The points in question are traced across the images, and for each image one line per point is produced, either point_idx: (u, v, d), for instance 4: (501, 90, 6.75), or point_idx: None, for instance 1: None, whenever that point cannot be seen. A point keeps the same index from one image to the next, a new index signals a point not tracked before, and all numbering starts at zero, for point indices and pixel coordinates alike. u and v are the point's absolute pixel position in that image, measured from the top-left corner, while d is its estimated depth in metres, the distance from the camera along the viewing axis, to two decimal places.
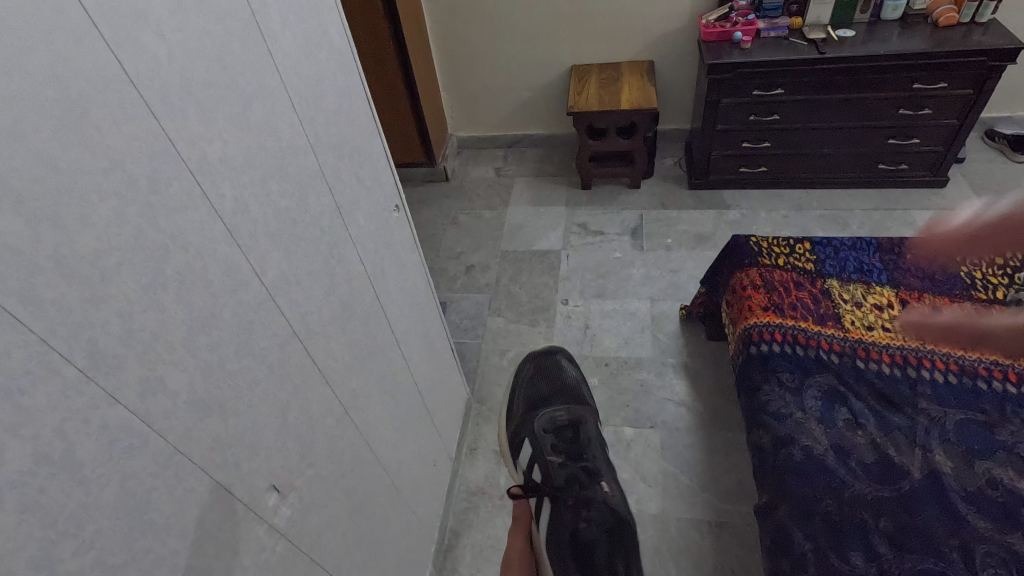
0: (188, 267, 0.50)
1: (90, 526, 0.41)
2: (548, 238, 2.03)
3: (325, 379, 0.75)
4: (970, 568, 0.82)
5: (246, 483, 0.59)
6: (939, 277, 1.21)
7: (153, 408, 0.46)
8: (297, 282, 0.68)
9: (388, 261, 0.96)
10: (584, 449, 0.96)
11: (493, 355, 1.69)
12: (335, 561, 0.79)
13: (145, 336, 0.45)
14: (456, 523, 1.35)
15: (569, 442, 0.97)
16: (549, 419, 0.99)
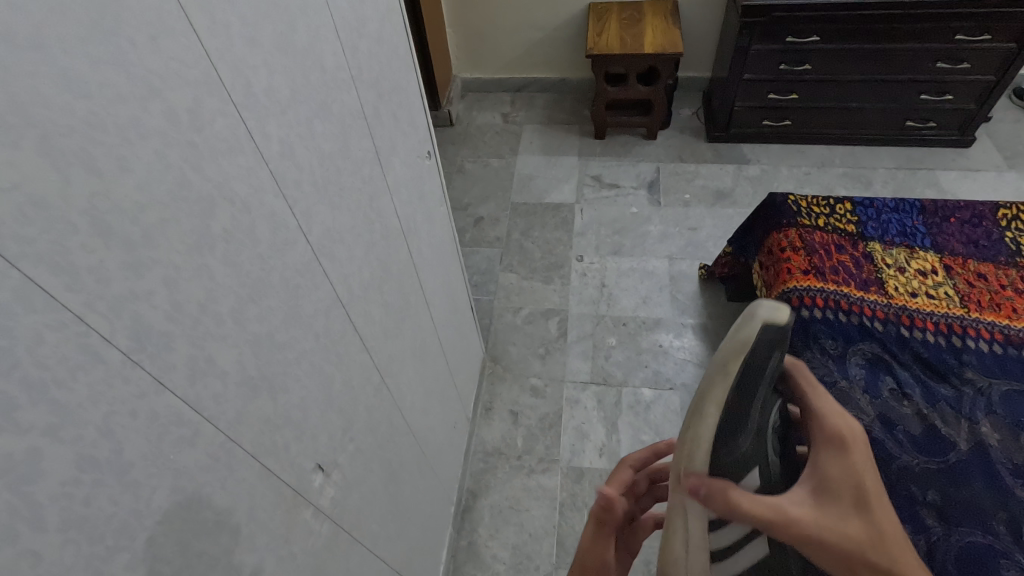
0: (234, 222, 0.41)
1: (142, 535, 0.34)
2: (561, 190, 1.94)
3: (365, 346, 0.68)
4: (1018, 541, 0.81)
5: (294, 466, 0.53)
6: (984, 243, 1.17)
7: (203, 391, 0.39)
8: (339, 239, 0.60)
9: (419, 214, 0.87)
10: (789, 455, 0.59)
11: (507, 313, 1.63)
12: (373, 535, 0.74)
13: (193, 307, 0.37)
14: (473, 483, 1.33)
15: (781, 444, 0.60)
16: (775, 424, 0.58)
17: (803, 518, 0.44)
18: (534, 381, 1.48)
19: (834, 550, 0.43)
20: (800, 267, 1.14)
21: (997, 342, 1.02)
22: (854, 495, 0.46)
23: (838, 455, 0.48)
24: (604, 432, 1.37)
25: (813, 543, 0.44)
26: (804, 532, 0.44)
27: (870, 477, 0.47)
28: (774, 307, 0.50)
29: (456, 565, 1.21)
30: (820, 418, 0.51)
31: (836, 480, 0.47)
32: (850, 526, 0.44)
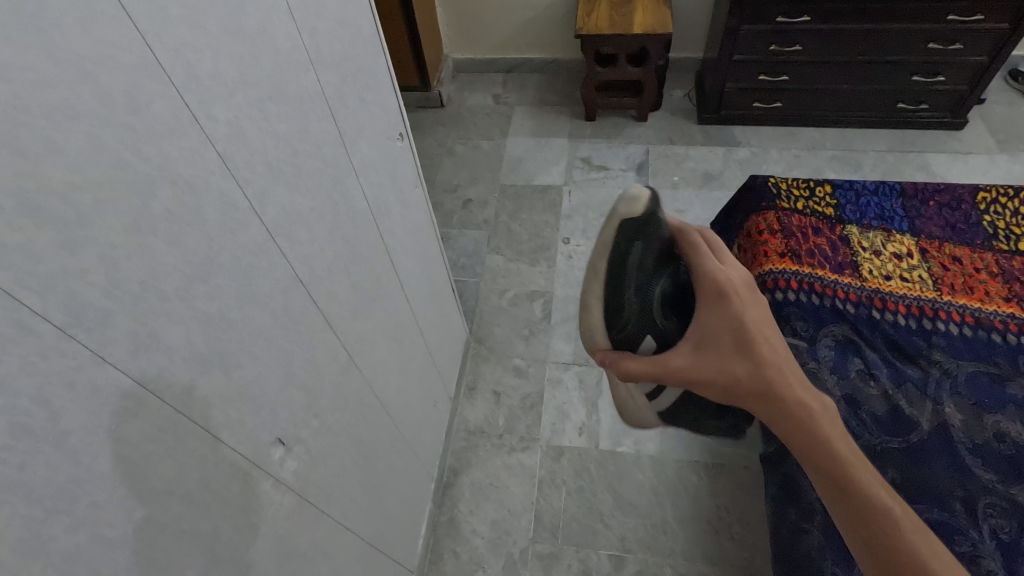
0: (179, 202, 0.43)
1: (84, 500, 0.37)
2: (550, 172, 1.94)
3: (330, 325, 0.70)
4: (973, 518, 0.83)
5: (252, 439, 0.55)
6: (961, 226, 1.17)
7: (147, 366, 0.41)
8: (299, 221, 0.61)
9: (391, 196, 0.88)
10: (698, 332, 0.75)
11: (492, 295, 1.64)
12: (343, 507, 0.77)
13: (134, 285, 0.39)
14: (455, 461, 1.36)
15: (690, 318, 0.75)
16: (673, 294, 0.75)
17: (693, 368, 0.63)
18: (517, 361, 1.50)
19: (722, 388, 0.62)
20: (776, 250, 1.14)
21: (967, 325, 1.03)
22: (737, 344, 0.62)
23: (718, 308, 0.64)
24: (585, 412, 1.40)
25: (705, 386, 0.63)
26: (695, 379, 0.63)
27: (747, 325, 0.62)
28: (631, 196, 0.70)
29: (437, 540, 1.25)
30: (704, 280, 0.66)
31: (719, 334, 0.63)
32: (738, 371, 0.62)
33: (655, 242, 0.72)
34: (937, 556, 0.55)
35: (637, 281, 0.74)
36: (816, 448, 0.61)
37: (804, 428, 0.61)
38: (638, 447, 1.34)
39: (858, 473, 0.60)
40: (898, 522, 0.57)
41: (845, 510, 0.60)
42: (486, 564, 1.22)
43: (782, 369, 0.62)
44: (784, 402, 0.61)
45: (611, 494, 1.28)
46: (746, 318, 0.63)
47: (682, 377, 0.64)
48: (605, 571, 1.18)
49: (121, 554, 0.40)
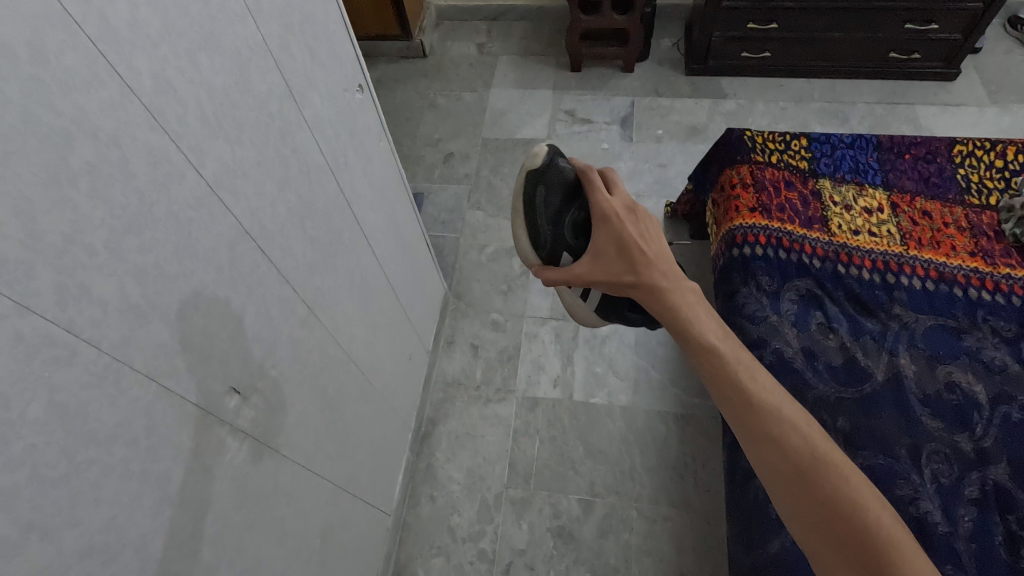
0: (102, 156, 0.43)
1: (18, 442, 0.38)
2: (533, 126, 1.91)
3: (285, 279, 0.71)
4: (916, 463, 0.86)
5: (203, 387, 0.57)
6: (934, 180, 1.16)
7: (77, 316, 0.42)
8: (243, 174, 0.61)
9: (352, 150, 0.87)
10: None
11: (472, 251, 1.65)
12: (307, 454, 0.80)
13: (56, 238, 0.40)
14: (433, 411, 1.40)
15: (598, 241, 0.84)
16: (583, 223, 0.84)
17: (588, 270, 0.77)
18: (495, 316, 1.52)
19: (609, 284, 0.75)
20: (748, 204, 1.14)
21: (930, 279, 1.04)
22: (617, 247, 0.74)
23: (604, 226, 0.75)
24: (560, 365, 1.43)
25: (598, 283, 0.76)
26: (591, 278, 0.76)
27: (623, 233, 0.74)
28: (532, 152, 0.84)
29: (415, 485, 1.31)
30: (591, 202, 0.78)
31: (604, 244, 0.75)
32: (619, 269, 0.74)
33: (555, 183, 0.83)
34: (772, 405, 0.64)
35: (547, 218, 0.84)
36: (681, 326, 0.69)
37: (670, 311, 0.70)
38: (610, 398, 1.37)
39: (716, 341, 0.68)
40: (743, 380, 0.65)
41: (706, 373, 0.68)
42: (461, 508, 1.27)
43: (655, 265, 0.72)
44: (654, 292, 0.71)
45: (582, 443, 1.32)
46: (625, 227, 0.74)
47: (582, 279, 0.77)
48: (574, 514, 1.24)
49: (65, 492, 0.42)
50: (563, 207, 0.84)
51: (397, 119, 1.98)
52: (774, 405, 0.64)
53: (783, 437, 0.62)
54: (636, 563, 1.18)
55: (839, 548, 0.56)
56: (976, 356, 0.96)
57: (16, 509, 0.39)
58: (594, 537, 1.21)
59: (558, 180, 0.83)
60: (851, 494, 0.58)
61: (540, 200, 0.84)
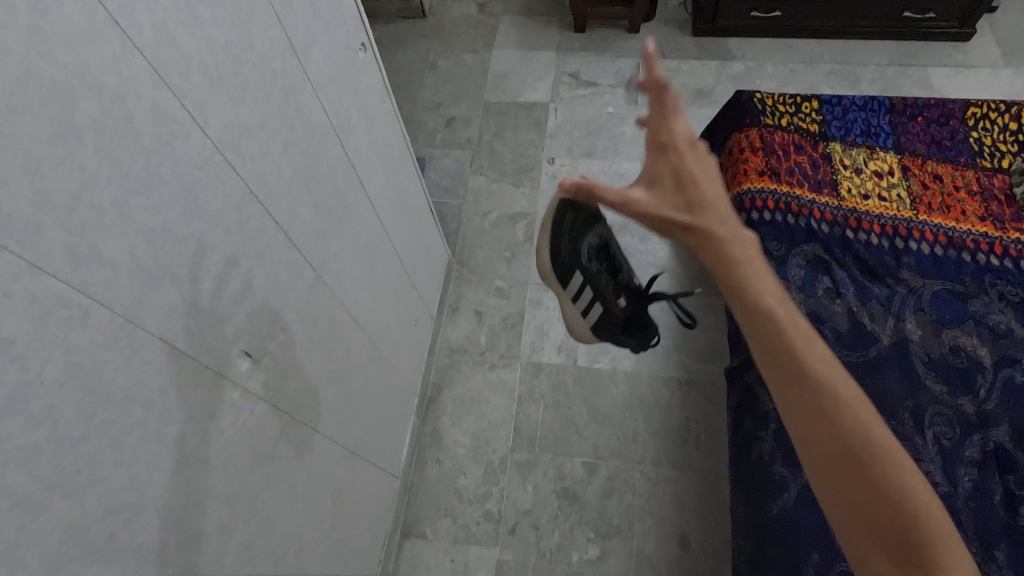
0: (105, 113, 0.42)
1: (37, 402, 0.39)
2: (536, 89, 1.86)
3: (293, 243, 0.70)
4: (918, 425, 0.87)
5: (215, 350, 0.57)
6: (947, 143, 1.14)
7: (89, 277, 0.42)
8: (248, 134, 0.59)
9: (355, 111, 0.85)
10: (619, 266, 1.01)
11: (475, 217, 1.63)
12: (317, 417, 0.81)
13: (64, 197, 0.39)
14: (438, 377, 1.41)
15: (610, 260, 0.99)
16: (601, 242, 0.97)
17: (637, 201, 0.60)
18: (499, 283, 1.52)
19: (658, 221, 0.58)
20: (757, 168, 1.12)
21: (939, 244, 1.04)
22: (679, 183, 0.58)
23: (659, 155, 0.61)
24: (564, 331, 1.43)
25: (644, 218, 0.59)
26: (639, 210, 0.59)
27: (682, 167, 0.58)
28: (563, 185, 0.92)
29: (421, 448, 1.33)
30: (649, 125, 0.61)
31: (659, 175, 0.60)
32: (674, 209, 0.58)
33: (582, 208, 0.93)
34: (853, 403, 0.50)
35: (569, 240, 0.93)
36: (746, 293, 0.53)
37: (729, 270, 0.53)
38: (614, 363, 1.38)
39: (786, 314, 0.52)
40: (819, 369, 0.51)
41: (765, 355, 0.53)
42: (467, 470, 1.30)
43: (722, 213, 0.56)
44: (716, 243, 0.55)
45: (586, 407, 1.34)
46: (694, 161, 0.59)
47: (627, 208, 0.61)
48: (578, 476, 1.26)
49: (85, 451, 0.43)
50: (584, 231, 0.95)
51: (397, 82, 1.93)
52: (854, 402, 0.50)
53: (851, 435, 0.50)
54: (638, 523, 1.21)
55: (881, 541, 0.50)
56: (982, 321, 0.96)
57: (38, 467, 0.39)
58: (598, 498, 1.24)
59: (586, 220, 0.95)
60: (910, 500, 0.49)
61: (565, 227, 0.93)
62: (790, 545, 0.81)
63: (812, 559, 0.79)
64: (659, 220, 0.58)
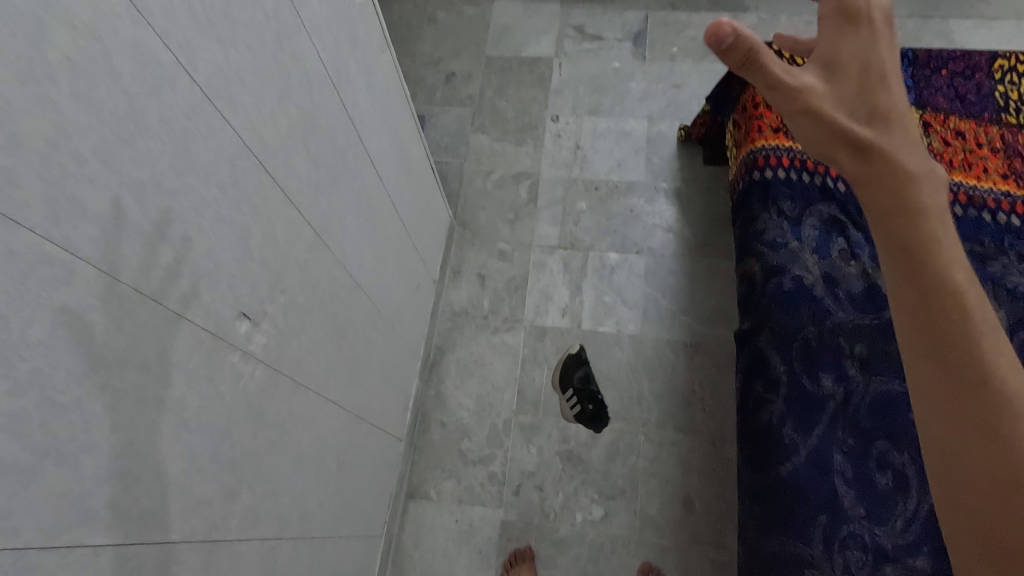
0: (79, 50, 0.38)
1: (22, 365, 0.36)
2: (539, 42, 1.78)
3: (291, 201, 0.67)
4: None
5: (212, 312, 0.55)
6: (970, 97, 1.09)
7: (72, 233, 0.39)
8: (239, 81, 0.55)
9: (352, 60, 0.80)
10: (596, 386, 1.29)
11: (477, 178, 1.58)
12: (320, 381, 0.79)
13: (39, 143, 0.36)
14: (441, 340, 1.39)
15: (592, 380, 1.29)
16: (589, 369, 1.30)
17: (803, 87, 0.50)
18: (502, 246, 1.48)
19: (821, 116, 0.49)
20: (772, 125, 1.08)
21: (959, 203, 1.00)
22: (862, 82, 0.49)
23: (849, 38, 0.50)
24: (568, 295, 1.41)
25: (805, 115, 0.50)
26: (806, 101, 0.50)
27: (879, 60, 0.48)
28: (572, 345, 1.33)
29: (425, 412, 1.32)
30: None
31: (843, 62, 0.50)
32: (844, 112, 0.48)
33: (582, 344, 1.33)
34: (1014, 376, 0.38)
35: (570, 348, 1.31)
36: (898, 209, 0.42)
37: (907, 177, 0.43)
38: (619, 327, 1.36)
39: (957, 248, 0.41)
40: (970, 311, 0.39)
41: (901, 284, 0.42)
42: (471, 433, 1.29)
43: (901, 129, 0.46)
44: (885, 156, 0.44)
45: None
46: (881, 53, 0.49)
47: (787, 95, 0.51)
48: (582, 439, 1.26)
49: (78, 416, 0.41)
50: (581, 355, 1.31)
51: (395, 36, 1.85)
52: None
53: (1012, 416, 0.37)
54: (642, 485, 1.21)
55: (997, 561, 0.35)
56: (1001, 282, 0.93)
57: (28, 433, 0.37)
58: (603, 461, 1.24)
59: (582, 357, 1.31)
60: None
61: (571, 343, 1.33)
62: (798, 506, 0.81)
63: (820, 521, 0.79)
64: (826, 120, 0.48)
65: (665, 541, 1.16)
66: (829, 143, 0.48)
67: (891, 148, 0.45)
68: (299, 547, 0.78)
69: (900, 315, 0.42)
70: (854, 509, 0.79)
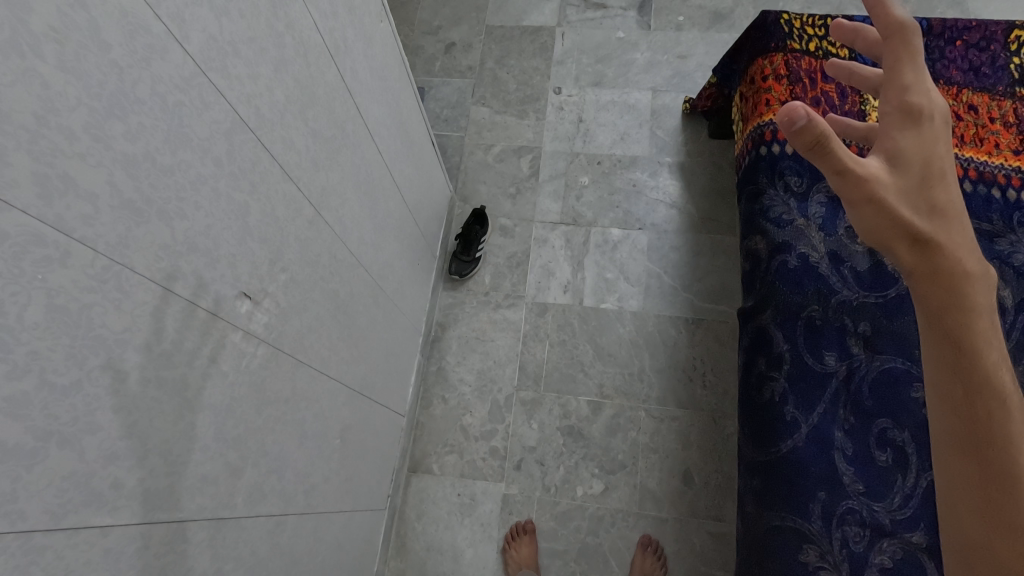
0: (64, 19, 0.36)
1: (21, 348, 0.35)
2: (541, 11, 1.72)
3: (288, 175, 0.65)
4: None
5: (211, 291, 0.54)
6: (984, 70, 1.06)
7: (64, 211, 0.37)
8: (233, 52, 0.53)
9: (349, 29, 0.78)
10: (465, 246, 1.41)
11: (477, 151, 1.56)
12: (322, 359, 0.79)
13: (26, 119, 0.34)
14: (442, 316, 1.39)
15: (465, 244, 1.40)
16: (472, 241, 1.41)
17: (871, 177, 0.44)
18: (503, 222, 1.47)
19: (888, 216, 0.43)
20: (780, 98, 1.05)
21: (969, 180, 0.97)
22: (922, 177, 0.44)
23: (913, 128, 0.46)
24: (570, 271, 1.40)
25: (868, 206, 0.44)
26: (872, 190, 0.44)
27: (934, 158, 0.45)
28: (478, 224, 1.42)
29: (426, 387, 1.33)
30: (903, 86, 0.46)
31: (903, 153, 0.45)
32: (905, 207, 0.43)
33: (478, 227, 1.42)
34: None
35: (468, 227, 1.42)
36: (958, 323, 0.39)
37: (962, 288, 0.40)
38: (621, 303, 1.36)
39: (1000, 365, 0.39)
40: (1013, 431, 0.37)
41: (944, 382, 0.40)
42: (473, 408, 1.30)
43: (962, 231, 0.43)
44: (944, 262, 0.41)
45: (592, 346, 1.33)
46: (940, 156, 0.45)
47: (851, 184, 0.44)
48: (583, 414, 1.27)
49: (79, 400, 0.40)
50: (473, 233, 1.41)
51: (393, 4, 1.80)
52: None
53: None
54: (642, 459, 1.23)
55: None
56: (1007, 261, 0.91)
57: (29, 417, 0.37)
58: (603, 435, 1.25)
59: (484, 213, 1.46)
60: None
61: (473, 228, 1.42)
62: (798, 482, 0.82)
63: (819, 497, 0.80)
64: (889, 213, 0.43)
65: (665, 514, 1.18)
66: (889, 236, 0.43)
67: (955, 258, 0.41)
68: (304, 523, 0.79)
69: (946, 425, 0.39)
70: (853, 485, 0.80)
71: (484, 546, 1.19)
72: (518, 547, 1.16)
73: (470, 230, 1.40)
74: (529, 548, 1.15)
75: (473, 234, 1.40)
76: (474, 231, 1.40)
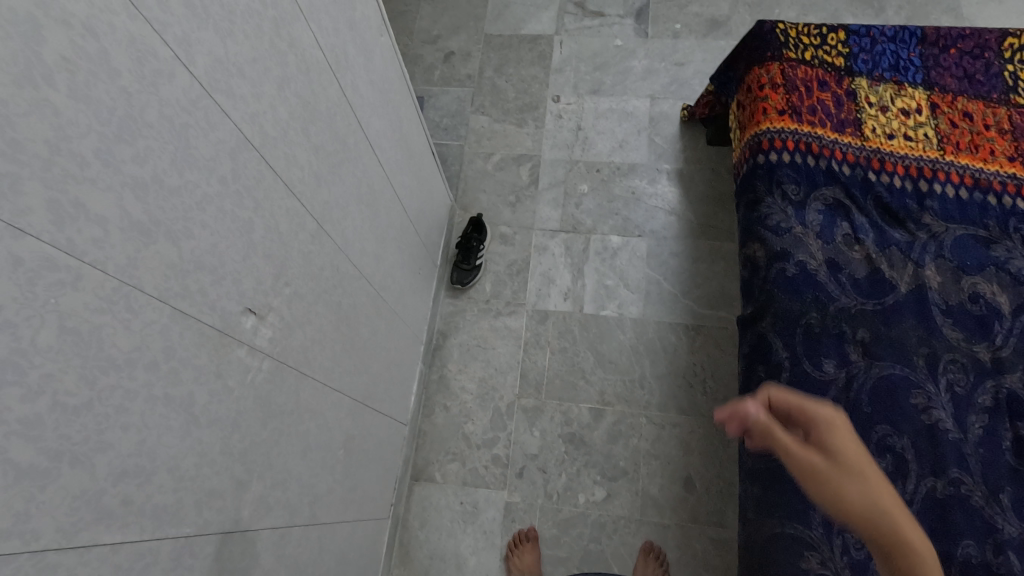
0: (76, 49, 0.37)
1: (34, 371, 0.36)
2: (539, 20, 1.74)
3: (292, 190, 0.66)
4: (932, 373, 0.85)
5: (217, 308, 0.54)
6: (978, 77, 1.07)
7: (76, 236, 0.38)
8: (237, 72, 0.54)
9: (350, 45, 0.79)
10: (464, 255, 1.41)
11: (477, 159, 1.57)
12: (326, 372, 0.80)
13: (39, 147, 0.35)
14: (443, 325, 1.40)
15: (464, 252, 1.41)
16: (471, 251, 1.41)
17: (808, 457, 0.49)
18: (503, 229, 1.48)
19: (837, 501, 0.45)
20: (777, 107, 1.06)
21: (964, 187, 0.98)
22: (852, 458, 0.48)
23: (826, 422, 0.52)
24: (570, 278, 1.41)
25: (815, 481, 0.47)
26: (813, 467, 0.48)
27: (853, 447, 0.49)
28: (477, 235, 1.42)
29: (428, 396, 1.33)
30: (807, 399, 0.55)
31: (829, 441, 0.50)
32: (847, 480, 0.46)
33: (477, 236, 1.42)
34: None
35: (467, 236, 1.42)
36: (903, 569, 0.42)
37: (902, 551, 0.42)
38: (621, 310, 1.37)
39: None
40: None
41: None
42: (475, 416, 1.31)
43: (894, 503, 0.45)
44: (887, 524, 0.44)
45: (592, 353, 1.33)
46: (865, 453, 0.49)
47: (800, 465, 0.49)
48: (585, 421, 1.28)
49: (90, 419, 0.41)
50: (472, 242, 1.41)
51: (392, 13, 1.81)
52: None
53: None
54: (644, 465, 1.23)
55: None
56: (1004, 267, 0.91)
57: (42, 438, 0.37)
58: (604, 442, 1.26)
59: (484, 221, 1.47)
60: None
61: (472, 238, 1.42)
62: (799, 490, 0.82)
63: None
64: (835, 483, 0.46)
65: (666, 520, 1.19)
66: (842, 499, 0.45)
67: (900, 531, 0.43)
68: (309, 533, 0.80)
69: None
70: None
71: (486, 553, 1.19)
72: (522, 558, 1.15)
73: (468, 241, 1.41)
74: (533, 554, 1.16)
75: (473, 243, 1.41)
76: (471, 241, 1.41)
